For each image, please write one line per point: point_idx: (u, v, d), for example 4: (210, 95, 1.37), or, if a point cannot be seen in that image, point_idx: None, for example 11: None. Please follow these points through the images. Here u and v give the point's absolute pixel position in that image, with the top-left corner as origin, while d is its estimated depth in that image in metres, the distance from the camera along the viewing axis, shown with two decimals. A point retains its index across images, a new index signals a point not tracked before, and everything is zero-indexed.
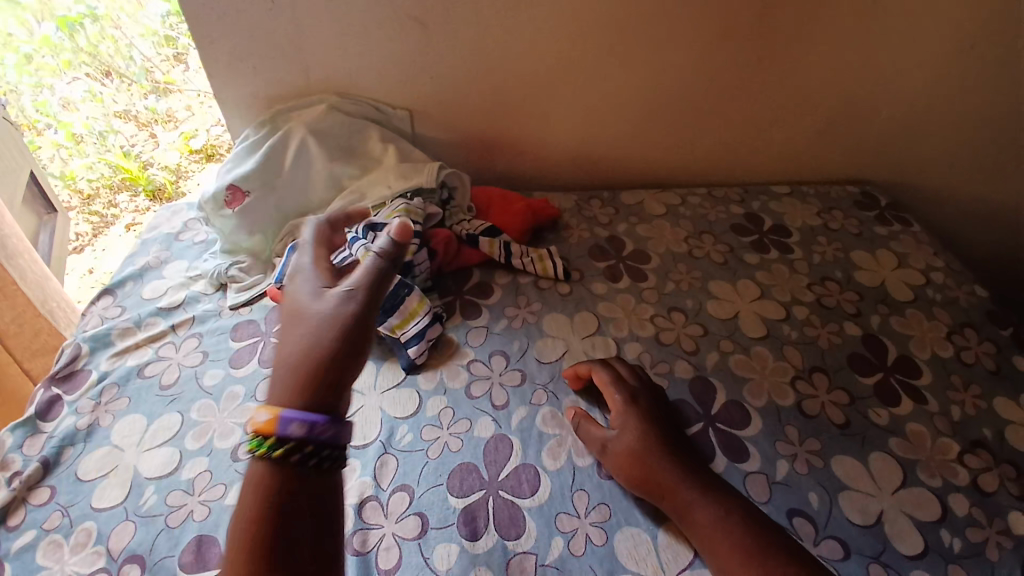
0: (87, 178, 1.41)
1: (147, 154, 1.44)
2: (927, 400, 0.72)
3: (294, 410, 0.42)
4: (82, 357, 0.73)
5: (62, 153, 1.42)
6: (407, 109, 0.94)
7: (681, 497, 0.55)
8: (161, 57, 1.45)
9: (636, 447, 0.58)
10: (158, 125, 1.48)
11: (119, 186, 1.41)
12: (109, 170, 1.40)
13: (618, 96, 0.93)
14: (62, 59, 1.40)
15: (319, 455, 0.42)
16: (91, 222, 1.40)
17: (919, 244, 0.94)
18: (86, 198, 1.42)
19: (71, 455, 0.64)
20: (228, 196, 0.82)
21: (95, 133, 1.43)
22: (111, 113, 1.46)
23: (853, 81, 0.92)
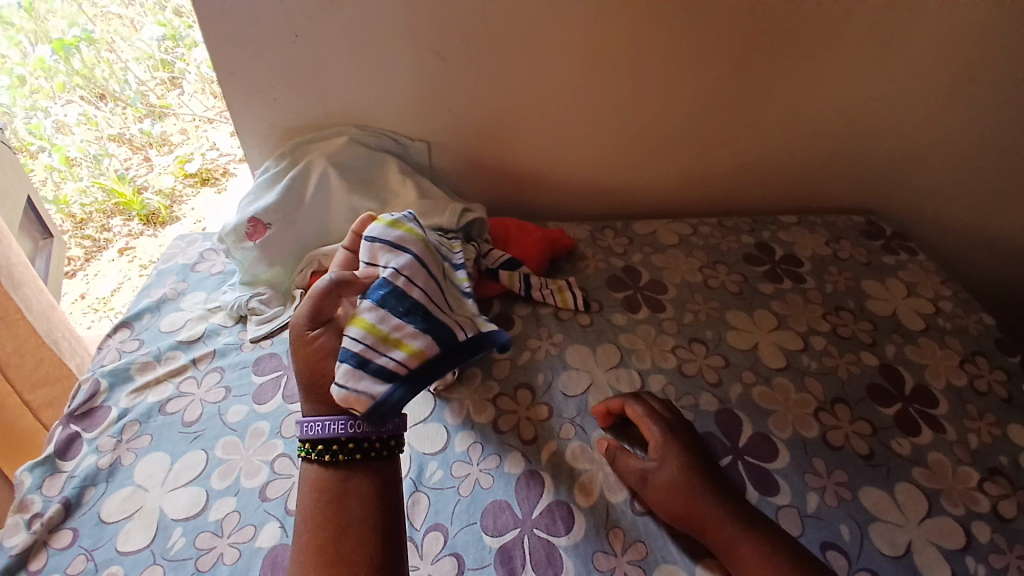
0: (81, 202, 1.46)
1: (141, 177, 1.50)
2: (945, 428, 0.73)
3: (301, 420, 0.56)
4: (101, 394, 0.72)
5: (54, 176, 1.45)
6: (425, 141, 0.95)
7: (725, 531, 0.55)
8: (156, 81, 1.44)
9: (677, 479, 0.58)
10: (153, 148, 1.52)
11: (112, 211, 1.48)
12: (103, 194, 1.46)
13: (631, 127, 0.95)
14: (56, 82, 1.38)
15: (335, 449, 0.54)
16: (84, 246, 1.47)
17: (926, 273, 0.95)
18: (78, 222, 1.47)
19: (93, 496, 0.62)
20: (248, 228, 0.81)
21: (90, 156, 1.46)
22: (105, 136, 1.49)
23: (860, 114, 0.95)
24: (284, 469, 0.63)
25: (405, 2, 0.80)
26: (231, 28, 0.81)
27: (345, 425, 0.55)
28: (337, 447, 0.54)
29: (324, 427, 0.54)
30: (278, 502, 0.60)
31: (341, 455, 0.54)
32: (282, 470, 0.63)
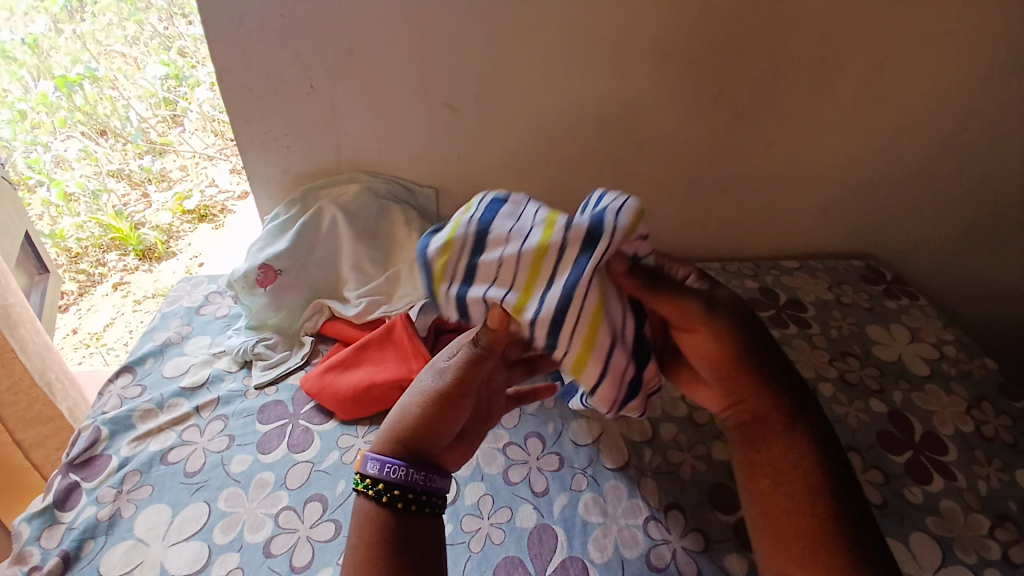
0: (76, 237, 1.48)
1: (138, 214, 1.50)
2: (956, 475, 0.72)
3: (377, 453, 0.50)
4: (101, 441, 0.71)
5: (51, 211, 1.47)
6: (434, 188, 0.96)
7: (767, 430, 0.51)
8: (158, 118, 1.50)
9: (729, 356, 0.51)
10: (152, 184, 1.54)
11: (108, 245, 1.49)
12: (99, 229, 1.47)
13: (637, 176, 0.97)
14: (57, 118, 1.44)
15: (407, 498, 0.49)
16: (78, 280, 1.48)
17: (928, 318, 0.96)
18: (73, 256, 1.49)
19: (92, 549, 0.61)
20: (259, 274, 0.82)
21: (88, 192, 1.48)
22: (104, 172, 1.51)
23: (858, 164, 0.97)
24: (289, 522, 0.62)
25: (419, 58, 0.82)
26: (251, 80, 0.84)
27: (425, 477, 0.50)
28: (412, 496, 0.49)
29: (405, 472, 0.49)
30: (283, 558, 0.59)
31: (414, 505, 0.49)
32: (287, 524, 0.62)
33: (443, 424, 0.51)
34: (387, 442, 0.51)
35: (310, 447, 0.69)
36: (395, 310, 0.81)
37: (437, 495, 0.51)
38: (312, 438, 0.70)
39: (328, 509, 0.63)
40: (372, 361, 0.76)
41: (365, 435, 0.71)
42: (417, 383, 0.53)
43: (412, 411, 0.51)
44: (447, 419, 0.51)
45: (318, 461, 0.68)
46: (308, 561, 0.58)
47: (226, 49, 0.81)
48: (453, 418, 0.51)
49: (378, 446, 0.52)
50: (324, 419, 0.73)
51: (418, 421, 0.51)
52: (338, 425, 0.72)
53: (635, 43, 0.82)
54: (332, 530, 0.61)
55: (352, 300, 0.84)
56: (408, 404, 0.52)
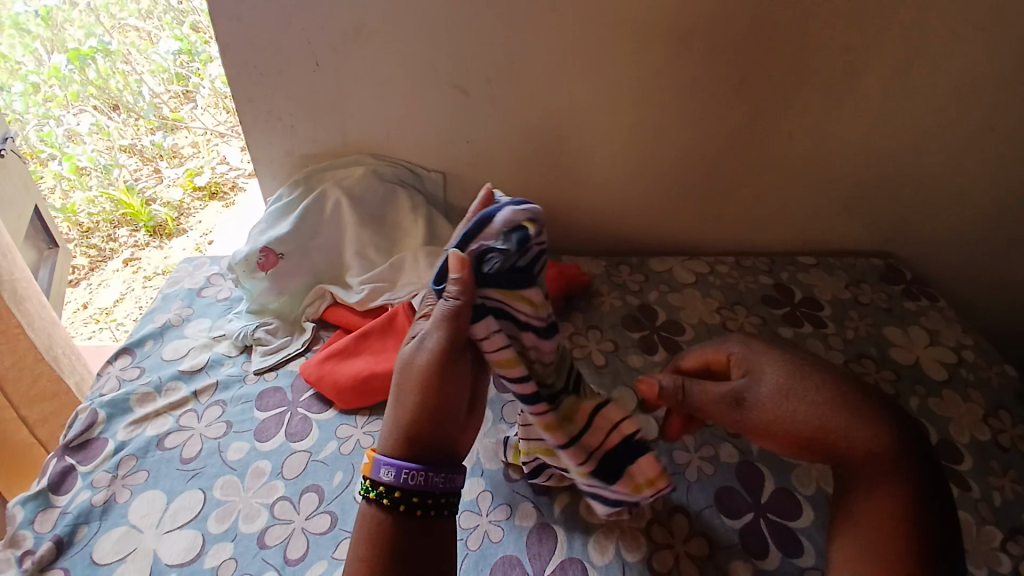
0: (89, 211, 1.46)
1: (150, 190, 1.48)
2: (971, 486, 0.70)
3: (387, 457, 0.48)
4: (98, 424, 0.70)
5: (64, 184, 1.45)
6: (441, 172, 0.93)
7: (885, 502, 0.44)
8: (170, 94, 1.50)
9: (826, 420, 0.48)
10: (164, 160, 1.53)
11: (119, 221, 1.46)
12: (110, 205, 1.45)
13: (651, 165, 0.93)
14: (70, 91, 1.45)
15: (424, 504, 0.47)
16: (89, 255, 1.45)
17: (947, 320, 0.93)
18: (84, 231, 1.46)
19: (86, 534, 0.60)
20: (260, 258, 0.81)
21: (99, 167, 1.47)
22: (116, 147, 1.50)
23: (881, 160, 0.93)
24: (284, 513, 0.61)
25: (427, 37, 0.79)
26: (255, 57, 0.82)
27: (444, 479, 0.49)
28: (430, 502, 0.48)
29: (424, 477, 0.47)
30: (277, 550, 0.57)
31: (432, 510, 0.48)
32: (282, 515, 0.60)
33: (451, 399, 0.49)
34: (401, 441, 0.49)
35: (308, 436, 0.68)
36: (399, 298, 0.79)
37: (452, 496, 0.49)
38: (310, 427, 0.69)
39: (324, 501, 0.62)
40: (373, 350, 0.74)
41: (364, 426, 0.69)
42: (405, 370, 0.49)
43: (415, 403, 0.48)
44: (453, 392, 0.49)
45: (316, 451, 0.67)
46: (302, 553, 0.57)
47: (228, 23, 0.79)
48: (459, 391, 0.50)
49: (392, 454, 0.49)
50: (324, 408, 0.72)
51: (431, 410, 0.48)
52: (337, 414, 0.71)
53: (652, 25, 0.79)
54: (327, 523, 0.60)
55: (354, 287, 0.82)
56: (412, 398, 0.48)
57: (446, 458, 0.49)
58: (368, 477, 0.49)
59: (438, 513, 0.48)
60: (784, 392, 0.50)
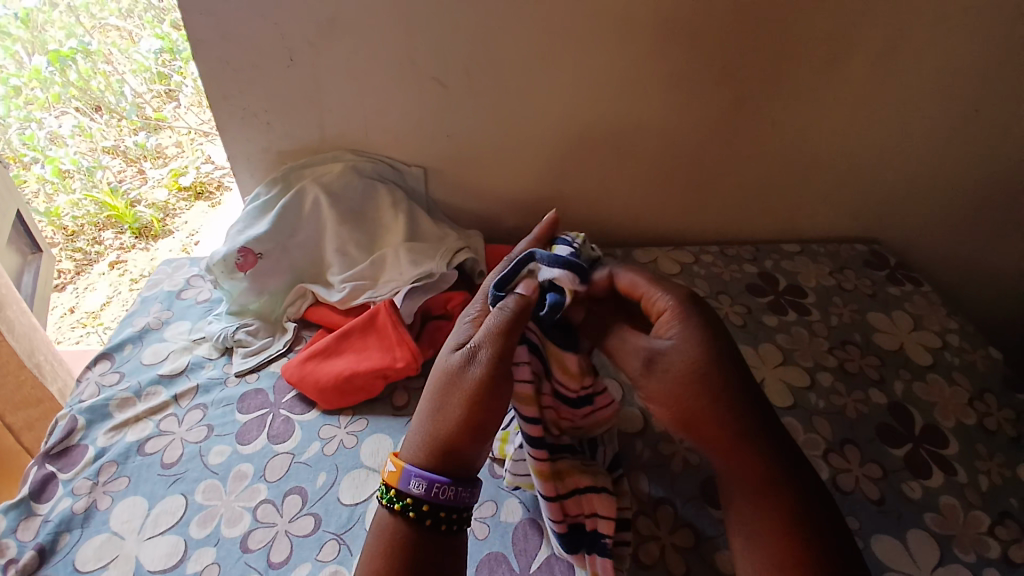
0: (72, 215, 1.44)
1: (135, 191, 1.47)
2: (956, 470, 0.70)
3: (420, 470, 0.48)
4: (78, 431, 0.69)
5: (47, 188, 1.42)
6: (422, 167, 0.92)
7: (763, 512, 0.46)
8: (153, 93, 1.46)
9: (723, 429, 0.48)
10: (148, 161, 1.51)
11: (104, 223, 1.45)
12: (95, 207, 1.43)
13: (634, 154, 0.93)
14: (51, 93, 1.42)
15: (448, 518, 0.48)
16: (75, 259, 1.43)
17: (932, 305, 0.93)
18: (70, 234, 1.45)
19: (67, 543, 0.59)
20: (238, 258, 0.79)
21: (82, 169, 1.45)
22: (99, 148, 1.48)
23: (863, 145, 0.93)
24: (267, 516, 0.60)
25: (403, 30, 0.78)
26: (228, 53, 0.80)
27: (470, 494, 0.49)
28: (456, 516, 0.48)
29: (455, 493, 0.48)
30: (261, 553, 0.57)
31: (456, 525, 0.48)
32: (265, 518, 0.60)
33: (489, 415, 0.49)
34: (434, 451, 0.49)
35: (291, 438, 0.67)
36: (381, 296, 0.78)
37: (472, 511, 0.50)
38: (292, 429, 0.68)
39: (307, 502, 0.61)
40: (355, 349, 0.73)
41: (347, 426, 0.69)
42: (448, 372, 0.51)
43: (452, 408, 0.49)
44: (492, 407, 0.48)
45: (299, 453, 0.66)
46: (286, 556, 0.57)
47: (201, 19, 0.77)
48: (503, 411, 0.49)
49: (419, 461, 0.49)
50: (306, 409, 0.71)
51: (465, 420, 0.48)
52: (320, 415, 0.70)
53: (631, 12, 0.78)
54: (311, 524, 0.59)
55: (336, 285, 0.81)
56: (447, 402, 0.49)
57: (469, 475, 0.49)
58: (394, 487, 0.49)
59: (460, 528, 0.49)
60: (687, 377, 0.49)
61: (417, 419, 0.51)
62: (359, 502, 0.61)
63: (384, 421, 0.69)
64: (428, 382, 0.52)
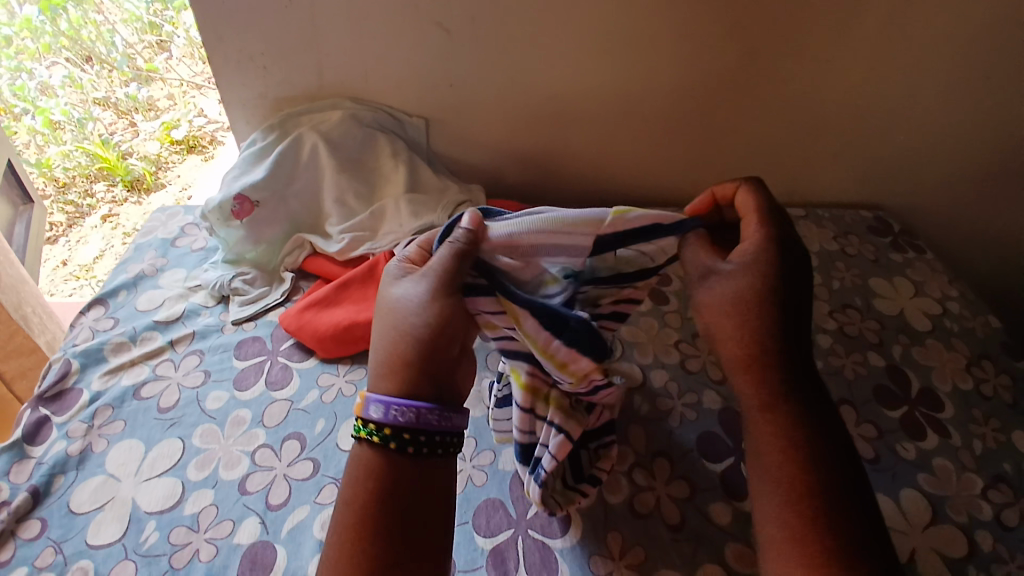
0: (63, 166, 1.40)
1: (126, 143, 1.41)
2: (951, 433, 0.71)
3: (378, 395, 0.47)
4: (72, 375, 0.69)
5: (38, 139, 1.42)
6: (423, 118, 0.90)
7: (776, 444, 0.46)
8: (144, 44, 1.41)
9: (763, 361, 0.48)
10: (139, 113, 1.44)
11: (96, 175, 1.40)
12: (86, 159, 1.38)
13: (640, 111, 0.91)
14: (42, 43, 1.41)
15: (418, 442, 0.46)
16: (66, 211, 1.40)
17: (934, 271, 0.93)
18: (61, 186, 1.41)
19: (62, 484, 0.59)
20: (235, 205, 0.78)
21: (73, 120, 1.41)
22: (90, 100, 1.44)
23: (875, 108, 0.91)
24: (265, 460, 0.60)
25: None
26: None
27: (438, 416, 0.47)
28: (423, 439, 0.46)
29: (414, 414, 0.46)
30: (259, 495, 0.57)
31: (425, 446, 0.46)
32: (263, 461, 0.60)
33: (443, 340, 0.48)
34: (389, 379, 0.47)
35: (289, 385, 0.67)
36: (381, 247, 0.77)
37: (446, 435, 0.47)
38: (290, 376, 0.68)
39: (306, 448, 0.61)
40: (353, 300, 0.72)
41: (346, 375, 0.68)
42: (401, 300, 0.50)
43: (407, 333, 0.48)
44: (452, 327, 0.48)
45: (296, 400, 0.66)
46: (284, 499, 0.57)
47: None
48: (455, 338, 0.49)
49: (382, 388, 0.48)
50: (305, 357, 0.70)
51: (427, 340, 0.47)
52: (318, 363, 0.70)
53: None
54: (310, 469, 0.59)
55: (334, 236, 0.80)
56: (404, 326, 0.48)
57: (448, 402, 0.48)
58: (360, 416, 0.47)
59: (432, 451, 0.46)
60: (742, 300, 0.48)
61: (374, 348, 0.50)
62: None
63: None
64: (380, 314, 0.50)
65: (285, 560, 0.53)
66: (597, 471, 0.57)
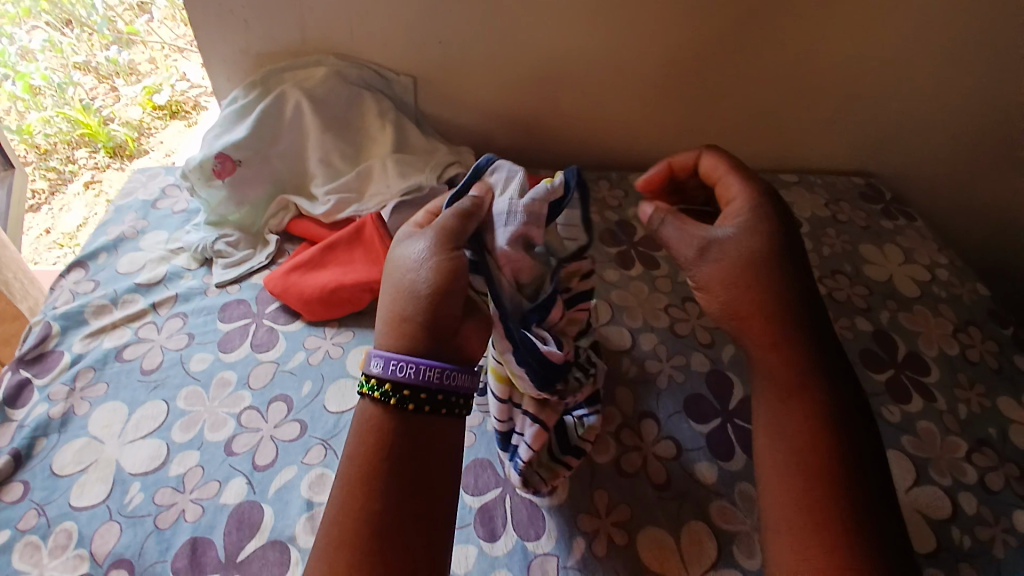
0: (44, 132, 1.35)
1: (107, 109, 1.36)
2: (936, 397, 0.71)
3: (379, 351, 0.46)
4: (52, 338, 0.67)
5: (18, 106, 1.36)
6: (411, 77, 0.87)
7: (801, 420, 0.48)
8: (125, 5, 1.33)
9: (776, 332, 0.50)
10: (122, 78, 1.38)
11: (78, 141, 1.35)
12: (67, 125, 1.33)
13: (634, 72, 0.88)
14: (22, 6, 1.35)
15: (419, 399, 0.45)
16: (48, 178, 1.36)
17: (923, 239, 0.93)
18: (42, 153, 1.37)
19: (45, 447, 0.59)
20: (216, 164, 0.76)
21: (53, 85, 1.35)
22: (70, 64, 1.38)
23: (872, 72, 0.89)
24: (252, 421, 0.59)
25: None
26: None
27: (439, 375, 0.45)
28: (424, 397, 0.45)
29: (414, 371, 0.45)
30: (245, 456, 0.57)
31: (426, 406, 0.45)
32: (249, 423, 0.59)
33: (445, 300, 0.46)
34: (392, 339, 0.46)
35: (275, 347, 0.66)
36: (367, 208, 0.76)
37: (448, 393, 0.46)
38: (276, 338, 0.67)
39: (293, 409, 0.61)
40: (340, 262, 0.71)
41: (333, 337, 0.68)
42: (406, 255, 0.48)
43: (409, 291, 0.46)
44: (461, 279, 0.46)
45: (283, 361, 0.65)
46: (271, 460, 0.57)
47: None
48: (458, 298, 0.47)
49: (390, 346, 0.46)
50: (291, 320, 0.69)
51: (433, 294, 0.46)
52: (305, 326, 0.69)
53: None
54: (297, 430, 0.59)
55: (319, 198, 0.78)
56: (406, 278, 0.47)
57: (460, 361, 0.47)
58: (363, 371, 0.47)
59: (436, 411, 0.45)
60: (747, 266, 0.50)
61: (380, 306, 0.48)
62: (346, 409, 0.61)
63: (370, 333, 0.68)
64: (386, 271, 0.49)
65: (272, 520, 0.53)
66: (581, 441, 0.56)
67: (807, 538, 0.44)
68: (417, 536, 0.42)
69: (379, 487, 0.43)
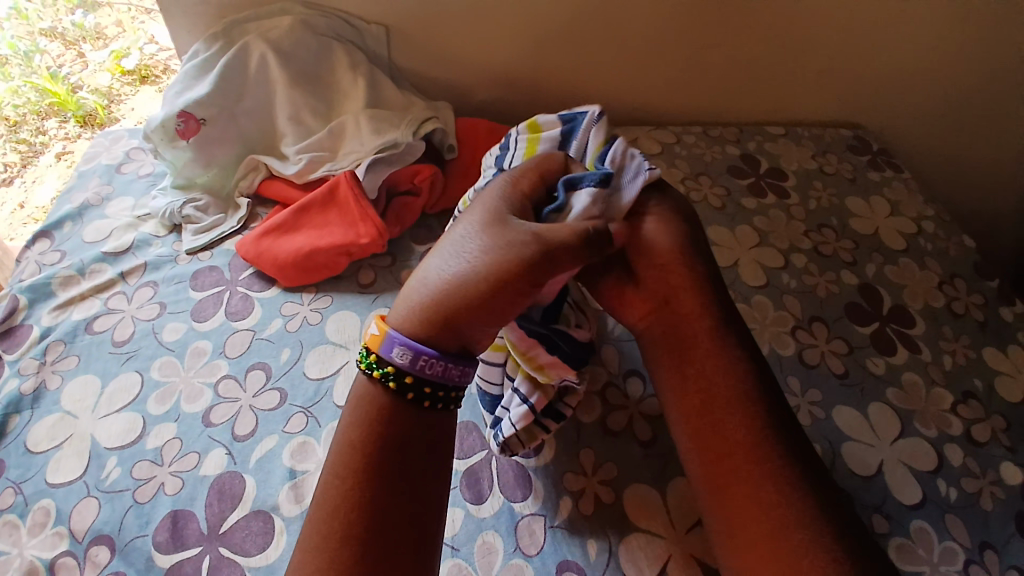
0: (13, 103, 1.11)
1: (76, 75, 1.15)
2: (921, 349, 0.72)
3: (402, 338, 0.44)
4: (19, 311, 0.65)
5: None
6: (382, 26, 0.83)
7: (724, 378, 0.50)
8: None
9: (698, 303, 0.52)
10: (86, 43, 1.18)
11: (46, 112, 1.13)
12: (35, 93, 1.12)
13: (615, 22, 0.85)
14: None
15: (433, 395, 0.44)
16: (18, 150, 1.10)
17: (910, 191, 0.91)
18: (12, 125, 1.11)
19: (18, 423, 0.57)
20: (179, 123, 0.72)
21: (19, 53, 1.13)
22: (36, 31, 1.17)
23: (859, 18, 0.86)
24: (229, 391, 0.58)
25: None
26: None
27: (459, 372, 0.45)
28: (441, 394, 0.45)
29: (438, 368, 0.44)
30: (224, 427, 0.56)
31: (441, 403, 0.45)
32: (227, 393, 0.58)
33: (500, 307, 0.44)
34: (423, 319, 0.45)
35: (250, 315, 0.64)
36: (341, 167, 0.73)
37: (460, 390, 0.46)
38: (252, 306, 0.65)
39: (271, 378, 0.59)
40: (314, 225, 0.68)
41: (311, 303, 0.66)
42: (467, 241, 0.46)
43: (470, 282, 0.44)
44: (498, 292, 0.43)
45: (259, 329, 0.63)
46: (251, 430, 0.55)
47: None
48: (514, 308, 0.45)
49: (405, 325, 0.45)
50: (267, 286, 0.67)
51: (478, 298, 0.44)
52: (282, 292, 0.67)
53: None
54: (277, 399, 0.58)
55: (291, 157, 0.75)
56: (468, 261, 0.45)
57: (465, 352, 0.46)
58: (375, 352, 0.45)
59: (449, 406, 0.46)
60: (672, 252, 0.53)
61: (416, 278, 0.47)
62: (327, 376, 0.59)
63: (348, 298, 0.67)
64: (440, 245, 0.47)
65: (254, 490, 0.52)
66: (562, 407, 0.54)
67: (727, 490, 0.47)
68: (411, 521, 0.41)
69: (371, 475, 0.42)
